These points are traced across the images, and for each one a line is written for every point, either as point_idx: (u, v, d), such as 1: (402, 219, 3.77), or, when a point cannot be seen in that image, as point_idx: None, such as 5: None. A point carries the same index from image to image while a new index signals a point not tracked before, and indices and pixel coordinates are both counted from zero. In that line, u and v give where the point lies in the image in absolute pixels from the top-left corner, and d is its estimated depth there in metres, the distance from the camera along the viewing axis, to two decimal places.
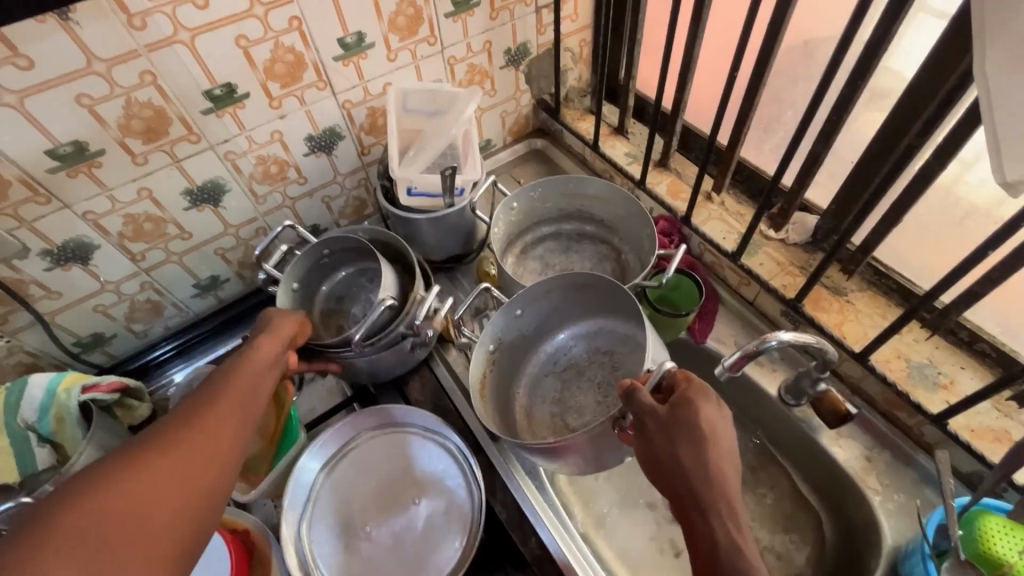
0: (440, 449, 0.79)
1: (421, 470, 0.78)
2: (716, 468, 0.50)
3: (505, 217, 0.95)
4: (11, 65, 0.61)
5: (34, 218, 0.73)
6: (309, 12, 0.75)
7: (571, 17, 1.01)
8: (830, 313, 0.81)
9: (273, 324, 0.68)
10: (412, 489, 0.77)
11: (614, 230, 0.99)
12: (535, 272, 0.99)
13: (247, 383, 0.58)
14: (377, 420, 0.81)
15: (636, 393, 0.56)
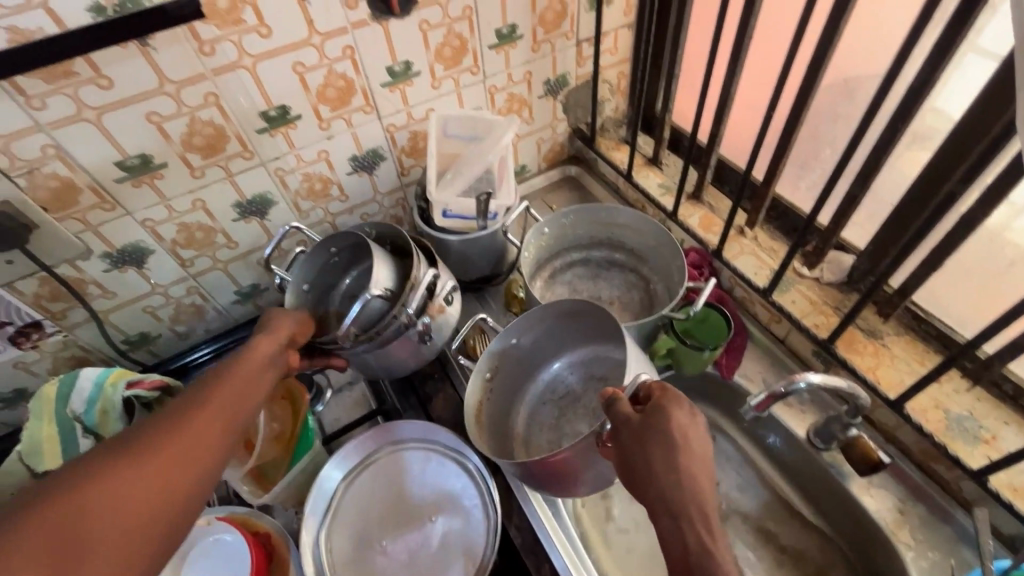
0: (459, 468, 0.79)
1: (439, 489, 0.79)
2: (689, 475, 0.50)
3: (536, 242, 0.97)
4: (93, 85, 0.66)
5: (99, 223, 0.78)
6: (361, 41, 0.80)
7: (610, 51, 1.03)
8: (865, 356, 0.79)
9: (272, 325, 0.71)
10: (429, 507, 0.78)
11: (644, 259, 1.00)
12: (563, 296, 1.00)
13: (241, 383, 0.59)
14: (399, 435, 0.82)
15: (615, 402, 0.57)
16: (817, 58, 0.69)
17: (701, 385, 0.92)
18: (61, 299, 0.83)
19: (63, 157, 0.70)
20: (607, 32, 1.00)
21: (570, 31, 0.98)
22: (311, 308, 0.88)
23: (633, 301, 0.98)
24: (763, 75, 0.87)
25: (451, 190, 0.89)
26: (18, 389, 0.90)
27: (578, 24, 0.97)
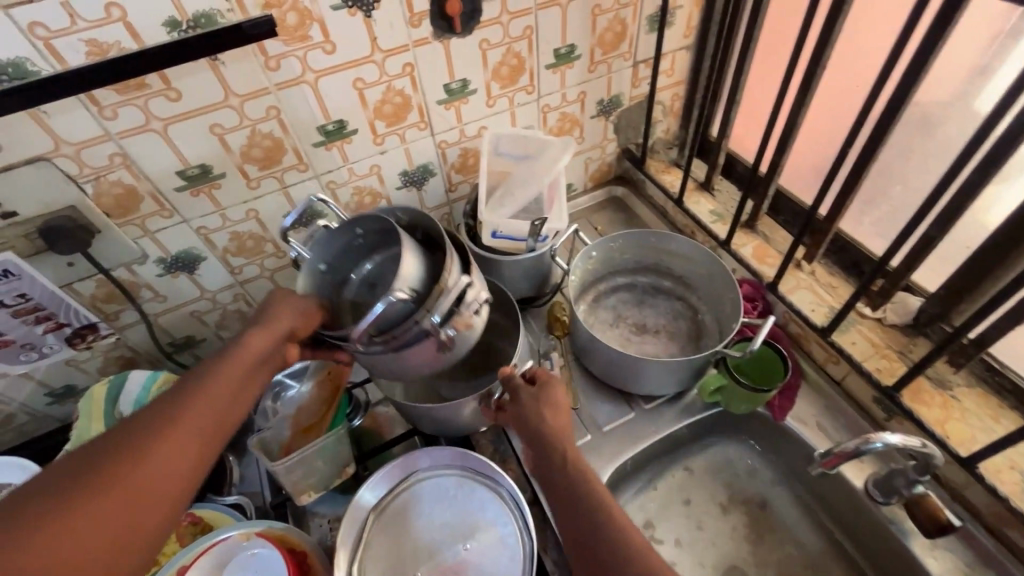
0: (492, 496, 0.76)
1: (471, 516, 0.75)
2: (561, 427, 0.65)
3: (583, 265, 0.95)
4: (162, 97, 0.67)
5: (157, 229, 0.80)
6: (422, 59, 0.79)
7: (667, 72, 1.01)
8: (932, 408, 0.74)
9: (272, 312, 0.64)
10: (461, 534, 0.74)
11: (693, 287, 0.97)
12: (607, 321, 0.96)
13: (218, 395, 0.55)
14: (429, 461, 0.80)
15: (509, 377, 0.70)
16: (899, 94, 0.66)
17: (751, 424, 0.88)
18: (115, 301, 0.84)
19: (128, 165, 0.71)
20: (666, 54, 0.98)
21: (628, 51, 0.96)
22: (319, 296, 0.73)
23: (680, 330, 0.95)
24: (833, 106, 0.84)
25: (505, 210, 0.89)
26: (68, 386, 0.92)
27: (636, 45, 0.95)
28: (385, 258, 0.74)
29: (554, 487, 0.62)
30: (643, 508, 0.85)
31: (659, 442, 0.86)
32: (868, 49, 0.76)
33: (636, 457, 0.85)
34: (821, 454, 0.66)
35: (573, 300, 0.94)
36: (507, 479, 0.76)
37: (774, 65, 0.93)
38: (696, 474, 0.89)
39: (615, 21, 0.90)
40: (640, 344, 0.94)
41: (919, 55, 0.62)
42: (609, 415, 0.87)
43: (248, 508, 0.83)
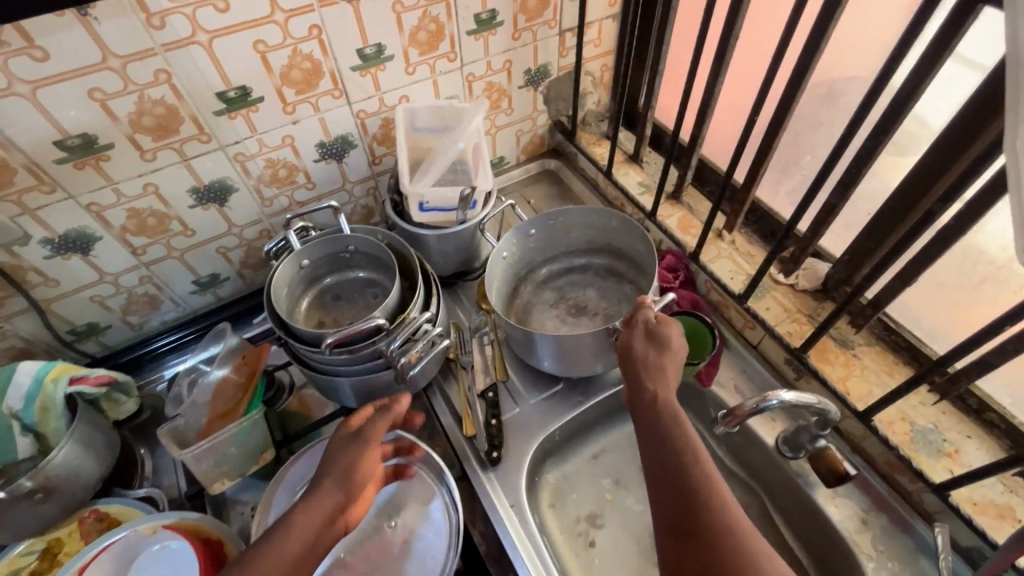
0: (416, 471, 0.76)
1: (394, 493, 0.75)
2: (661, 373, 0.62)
3: (521, 242, 0.94)
4: (26, 56, 0.60)
5: (38, 206, 0.72)
6: (330, 21, 0.75)
7: (594, 42, 1.00)
8: (836, 366, 0.79)
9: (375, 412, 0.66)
10: (385, 512, 0.73)
11: (644, 271, 0.93)
12: (548, 301, 0.95)
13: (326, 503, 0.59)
14: None
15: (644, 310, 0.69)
16: (801, 64, 0.68)
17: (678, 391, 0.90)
18: None
19: None
20: (590, 23, 0.97)
21: (553, 19, 0.94)
22: (293, 285, 0.82)
23: (619, 313, 0.92)
24: (749, 74, 0.86)
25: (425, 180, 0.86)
26: None
27: (561, 13, 0.94)
28: (354, 275, 0.87)
29: (642, 417, 0.60)
30: (574, 477, 0.87)
31: (588, 412, 0.87)
32: (779, 18, 0.78)
33: (565, 427, 0.85)
34: (725, 415, 0.67)
35: (503, 278, 0.93)
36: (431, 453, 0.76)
37: (690, 33, 0.93)
38: (625, 443, 0.90)
39: None
40: (575, 326, 0.91)
41: (818, 22, 0.63)
42: (538, 388, 0.87)
43: (161, 500, 0.79)
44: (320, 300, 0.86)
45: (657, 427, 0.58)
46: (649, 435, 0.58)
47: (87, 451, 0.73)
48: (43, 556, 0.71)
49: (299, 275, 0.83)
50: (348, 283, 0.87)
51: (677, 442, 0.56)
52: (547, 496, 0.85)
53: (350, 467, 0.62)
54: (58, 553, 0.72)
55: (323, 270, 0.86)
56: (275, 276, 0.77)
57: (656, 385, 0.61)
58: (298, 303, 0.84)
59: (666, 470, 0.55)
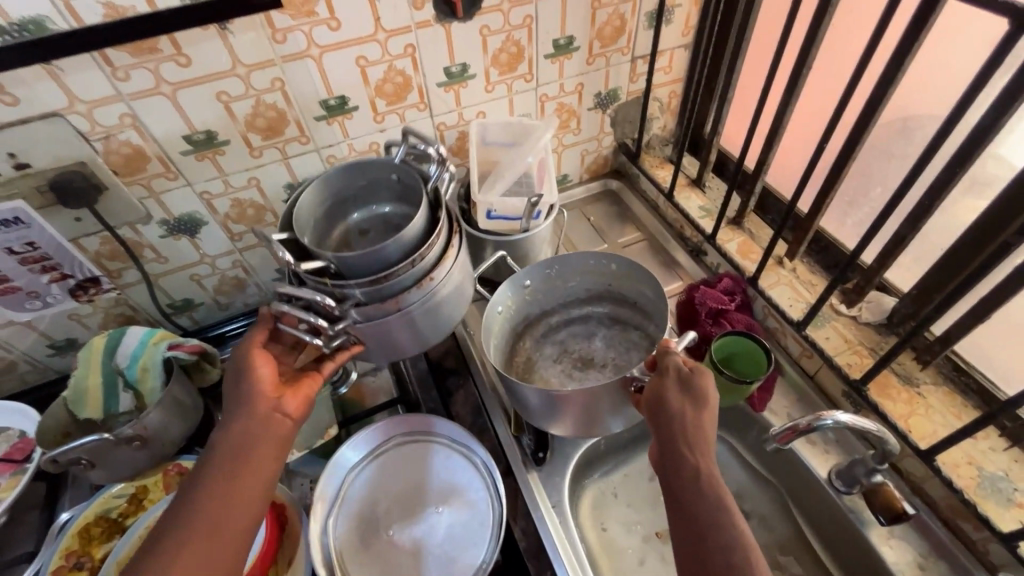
0: (465, 462, 0.80)
1: (444, 479, 0.79)
2: (699, 436, 0.59)
3: (516, 294, 0.90)
4: (173, 62, 0.71)
5: (162, 191, 0.83)
6: (423, 41, 0.83)
7: (664, 69, 1.04)
8: (898, 403, 0.77)
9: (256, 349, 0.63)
10: (434, 497, 0.77)
11: (648, 315, 0.91)
12: (551, 357, 0.93)
13: (253, 433, 0.58)
14: (407, 427, 0.83)
15: (669, 356, 0.65)
16: (876, 95, 0.68)
17: (729, 415, 0.89)
18: (118, 258, 0.87)
19: (137, 126, 0.75)
20: (663, 51, 1.01)
21: (626, 46, 0.99)
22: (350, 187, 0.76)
23: (629, 361, 0.90)
24: (818, 109, 0.87)
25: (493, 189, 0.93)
26: (69, 339, 0.94)
27: (635, 41, 0.99)
28: (406, 210, 0.78)
29: (682, 500, 0.56)
30: (616, 488, 0.87)
31: (634, 425, 0.88)
32: (852, 49, 0.79)
33: (611, 437, 0.87)
34: (776, 430, 0.67)
35: (500, 334, 0.90)
36: (480, 446, 0.79)
37: (760, 65, 0.97)
38: None
39: (614, 15, 0.93)
40: (582, 380, 0.89)
41: (895, 56, 0.64)
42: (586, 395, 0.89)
43: None
44: (362, 227, 0.79)
45: (698, 519, 0.54)
46: (687, 526, 0.54)
47: (176, 410, 0.81)
48: (131, 499, 0.80)
49: (348, 191, 0.77)
50: (399, 215, 0.79)
51: (725, 538, 0.52)
52: (588, 503, 0.86)
53: (244, 376, 0.61)
54: (144, 499, 0.80)
55: (375, 195, 0.79)
56: (303, 194, 0.71)
57: (695, 455, 0.57)
58: (344, 220, 0.79)
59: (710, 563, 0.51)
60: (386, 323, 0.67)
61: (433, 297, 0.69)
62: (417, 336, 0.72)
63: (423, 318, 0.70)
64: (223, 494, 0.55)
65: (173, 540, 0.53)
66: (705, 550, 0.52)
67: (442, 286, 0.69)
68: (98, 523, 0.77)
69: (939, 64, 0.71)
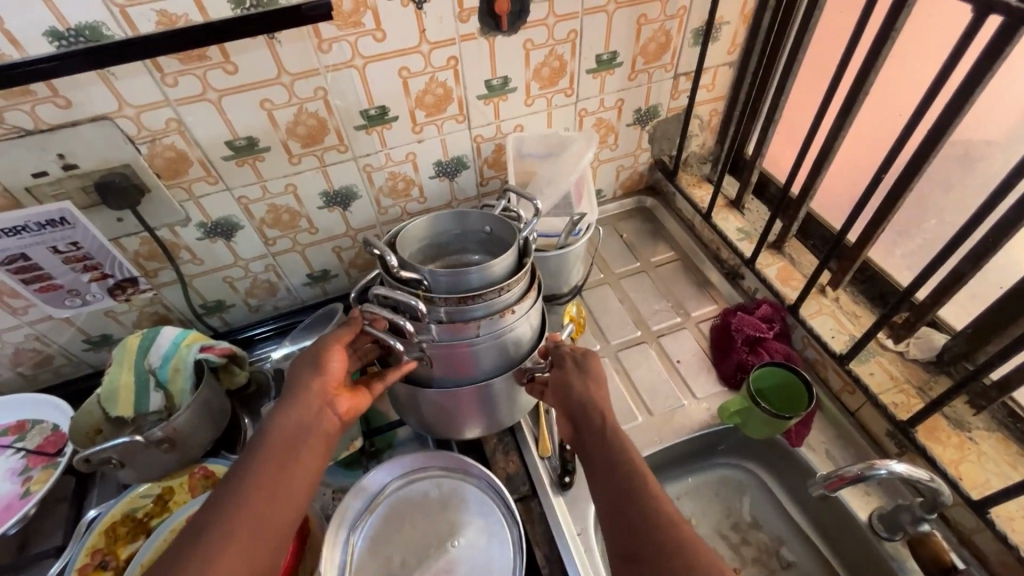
0: (477, 493, 0.76)
1: (457, 514, 0.75)
2: (599, 399, 0.66)
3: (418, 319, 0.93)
4: (220, 69, 0.71)
5: (201, 195, 0.83)
6: (466, 53, 0.82)
7: (707, 87, 1.02)
8: (947, 447, 0.73)
9: (327, 348, 0.65)
10: (445, 530, 0.74)
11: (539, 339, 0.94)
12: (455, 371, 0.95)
13: (308, 424, 0.61)
14: (407, 466, 0.79)
15: (559, 346, 0.72)
16: (940, 124, 0.65)
17: (762, 447, 0.86)
18: (155, 259, 0.88)
19: (181, 131, 0.75)
20: (707, 69, 0.99)
21: (670, 63, 0.97)
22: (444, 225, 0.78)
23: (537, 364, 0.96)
24: (875, 134, 0.84)
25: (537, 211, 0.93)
26: (104, 335, 0.96)
27: (678, 58, 0.97)
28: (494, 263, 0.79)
29: (590, 454, 0.61)
30: None
31: (662, 453, 0.85)
32: (914, 76, 0.76)
33: None
34: (822, 476, 0.64)
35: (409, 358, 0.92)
36: (489, 475, 0.76)
37: (814, 88, 0.93)
38: (699, 490, 0.87)
39: (659, 31, 0.91)
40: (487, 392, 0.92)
41: (963, 85, 0.61)
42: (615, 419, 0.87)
43: None
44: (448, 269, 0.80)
45: (605, 462, 0.59)
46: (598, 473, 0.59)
47: (204, 413, 0.82)
48: (157, 501, 0.80)
49: (443, 235, 0.79)
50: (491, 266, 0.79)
51: (626, 472, 0.57)
52: None
53: (317, 364, 0.65)
54: (169, 500, 0.80)
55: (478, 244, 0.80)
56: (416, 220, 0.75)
57: (602, 412, 0.64)
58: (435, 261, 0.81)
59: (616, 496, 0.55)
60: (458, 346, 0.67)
61: (507, 332, 0.69)
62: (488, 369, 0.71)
63: (495, 350, 0.70)
64: (280, 477, 0.56)
65: (226, 512, 0.52)
66: (612, 486, 0.57)
67: (518, 325, 0.70)
68: (124, 523, 0.77)
69: (1009, 95, 0.68)
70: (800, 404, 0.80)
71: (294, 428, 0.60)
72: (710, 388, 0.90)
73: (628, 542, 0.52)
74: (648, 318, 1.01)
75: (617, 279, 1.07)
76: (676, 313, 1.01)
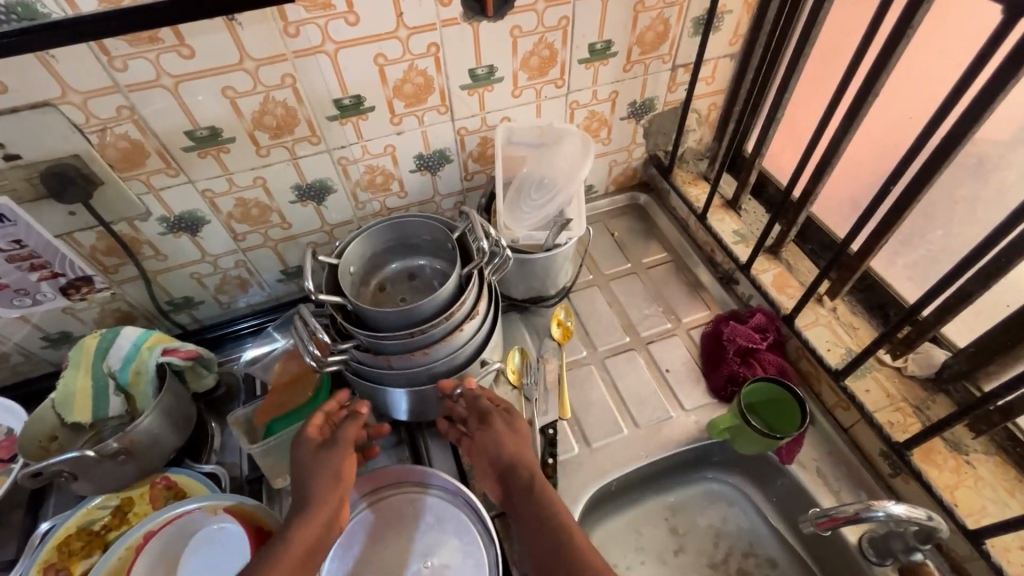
0: (451, 509, 0.73)
1: (430, 532, 0.72)
2: (521, 454, 0.68)
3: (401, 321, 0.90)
4: (175, 53, 0.65)
5: (162, 187, 0.77)
6: (448, 40, 0.76)
7: (707, 80, 0.96)
8: (943, 471, 0.70)
9: (344, 442, 0.67)
10: (418, 551, 0.70)
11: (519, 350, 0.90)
12: None
13: (324, 525, 0.61)
14: (375, 484, 0.75)
15: (477, 398, 0.72)
16: (957, 131, 0.60)
17: (751, 462, 0.83)
18: (114, 254, 0.83)
19: (135, 119, 0.69)
20: (707, 60, 0.93)
21: (668, 54, 0.91)
22: (399, 231, 0.80)
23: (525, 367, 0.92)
24: (883, 136, 0.79)
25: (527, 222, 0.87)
26: (63, 333, 0.90)
27: (677, 48, 0.91)
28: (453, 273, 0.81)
29: (523, 523, 0.62)
30: (628, 532, 0.82)
31: (647, 467, 0.82)
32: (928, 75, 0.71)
33: (623, 478, 0.81)
34: (817, 514, 0.63)
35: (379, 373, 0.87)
36: (463, 488, 0.72)
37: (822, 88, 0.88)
38: (684, 505, 0.84)
39: (657, 19, 0.85)
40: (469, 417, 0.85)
41: (983, 92, 0.56)
42: (600, 431, 0.84)
43: (224, 479, 0.80)
44: (410, 271, 0.83)
45: (535, 518, 0.61)
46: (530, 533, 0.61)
47: (167, 421, 0.77)
48: (115, 512, 0.76)
49: (410, 240, 0.81)
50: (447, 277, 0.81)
51: (555, 530, 0.59)
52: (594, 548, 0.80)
53: (337, 460, 0.65)
54: (129, 511, 0.76)
55: (437, 254, 0.82)
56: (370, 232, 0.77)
57: (527, 466, 0.66)
58: (403, 260, 0.83)
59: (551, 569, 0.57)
60: (370, 372, 0.73)
61: (423, 368, 0.73)
62: (410, 397, 0.76)
63: (409, 380, 0.75)
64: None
65: None
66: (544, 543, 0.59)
67: (436, 362, 0.73)
68: (79, 537, 0.73)
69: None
70: (793, 421, 0.77)
71: (312, 527, 0.60)
72: (699, 399, 0.87)
73: None
74: (637, 323, 0.96)
75: (607, 281, 1.02)
76: (667, 319, 0.97)
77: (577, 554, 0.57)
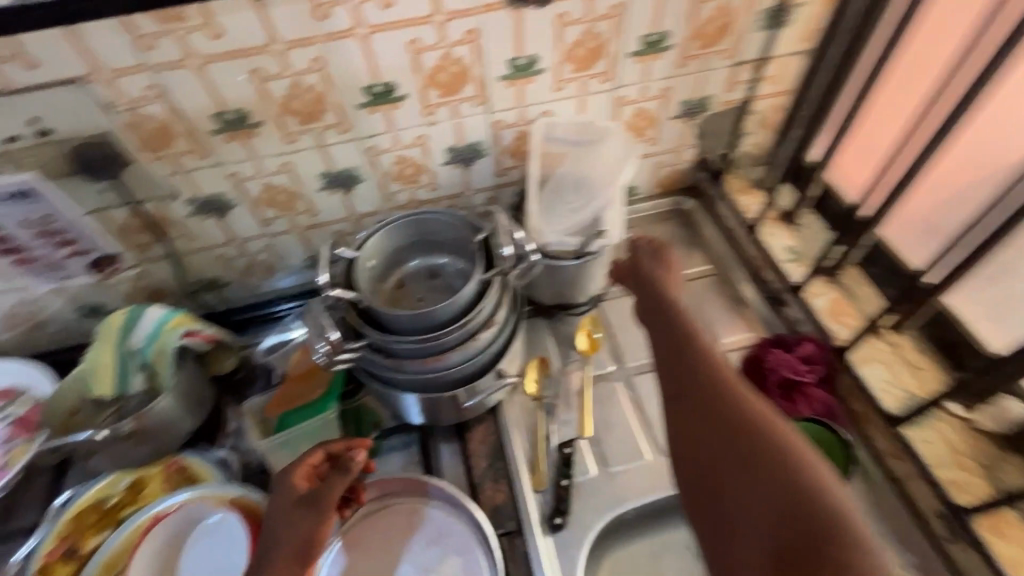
0: (456, 524, 0.70)
1: (433, 546, 0.69)
2: (669, 294, 0.59)
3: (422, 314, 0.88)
4: (203, 32, 0.63)
5: (190, 169, 0.76)
6: (488, 27, 0.71)
7: (771, 79, 0.87)
8: (1010, 542, 0.63)
9: (325, 502, 0.58)
10: (419, 565, 0.68)
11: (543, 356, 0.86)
12: None
13: None
14: (379, 491, 0.72)
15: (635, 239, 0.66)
16: None
17: None
18: (143, 233, 0.82)
19: (164, 99, 0.68)
20: (774, 57, 0.84)
21: (730, 49, 0.82)
22: (420, 225, 0.76)
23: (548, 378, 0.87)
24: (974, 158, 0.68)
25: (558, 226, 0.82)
26: (95, 306, 0.91)
27: (741, 43, 0.82)
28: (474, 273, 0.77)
29: (660, 353, 0.54)
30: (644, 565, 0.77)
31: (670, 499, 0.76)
32: None
33: (643, 508, 0.76)
34: None
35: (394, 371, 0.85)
36: (470, 505, 0.69)
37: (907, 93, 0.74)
38: None
39: (721, 10, 0.77)
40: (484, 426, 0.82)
41: None
42: (622, 455, 0.79)
43: (234, 466, 0.79)
44: (431, 268, 0.80)
45: (680, 352, 0.53)
46: (672, 370, 0.52)
47: None
48: (128, 490, 0.76)
49: (432, 237, 0.78)
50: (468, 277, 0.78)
51: (710, 367, 0.50)
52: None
53: (311, 523, 0.57)
54: (141, 491, 0.76)
55: (459, 253, 0.78)
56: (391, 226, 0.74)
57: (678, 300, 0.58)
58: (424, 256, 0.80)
59: (727, 446, 0.45)
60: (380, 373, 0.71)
61: (433, 375, 0.70)
62: (419, 403, 0.73)
63: (418, 386, 0.72)
64: None
65: None
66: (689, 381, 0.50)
67: (448, 370, 0.70)
68: (93, 511, 0.74)
69: None
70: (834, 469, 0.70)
71: None
72: None
73: (724, 444, 0.45)
74: None
75: None
76: None
77: (742, 393, 0.47)
